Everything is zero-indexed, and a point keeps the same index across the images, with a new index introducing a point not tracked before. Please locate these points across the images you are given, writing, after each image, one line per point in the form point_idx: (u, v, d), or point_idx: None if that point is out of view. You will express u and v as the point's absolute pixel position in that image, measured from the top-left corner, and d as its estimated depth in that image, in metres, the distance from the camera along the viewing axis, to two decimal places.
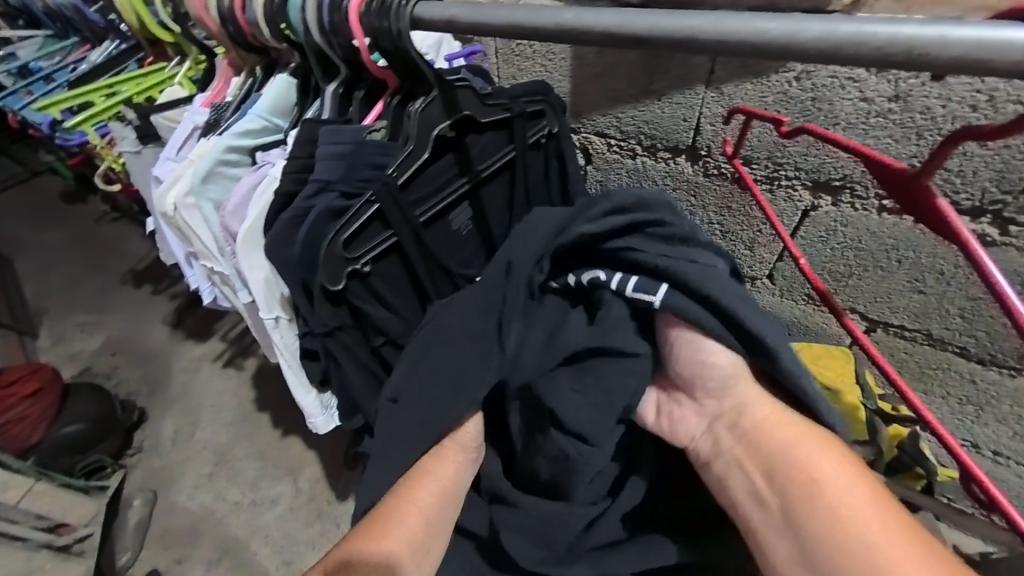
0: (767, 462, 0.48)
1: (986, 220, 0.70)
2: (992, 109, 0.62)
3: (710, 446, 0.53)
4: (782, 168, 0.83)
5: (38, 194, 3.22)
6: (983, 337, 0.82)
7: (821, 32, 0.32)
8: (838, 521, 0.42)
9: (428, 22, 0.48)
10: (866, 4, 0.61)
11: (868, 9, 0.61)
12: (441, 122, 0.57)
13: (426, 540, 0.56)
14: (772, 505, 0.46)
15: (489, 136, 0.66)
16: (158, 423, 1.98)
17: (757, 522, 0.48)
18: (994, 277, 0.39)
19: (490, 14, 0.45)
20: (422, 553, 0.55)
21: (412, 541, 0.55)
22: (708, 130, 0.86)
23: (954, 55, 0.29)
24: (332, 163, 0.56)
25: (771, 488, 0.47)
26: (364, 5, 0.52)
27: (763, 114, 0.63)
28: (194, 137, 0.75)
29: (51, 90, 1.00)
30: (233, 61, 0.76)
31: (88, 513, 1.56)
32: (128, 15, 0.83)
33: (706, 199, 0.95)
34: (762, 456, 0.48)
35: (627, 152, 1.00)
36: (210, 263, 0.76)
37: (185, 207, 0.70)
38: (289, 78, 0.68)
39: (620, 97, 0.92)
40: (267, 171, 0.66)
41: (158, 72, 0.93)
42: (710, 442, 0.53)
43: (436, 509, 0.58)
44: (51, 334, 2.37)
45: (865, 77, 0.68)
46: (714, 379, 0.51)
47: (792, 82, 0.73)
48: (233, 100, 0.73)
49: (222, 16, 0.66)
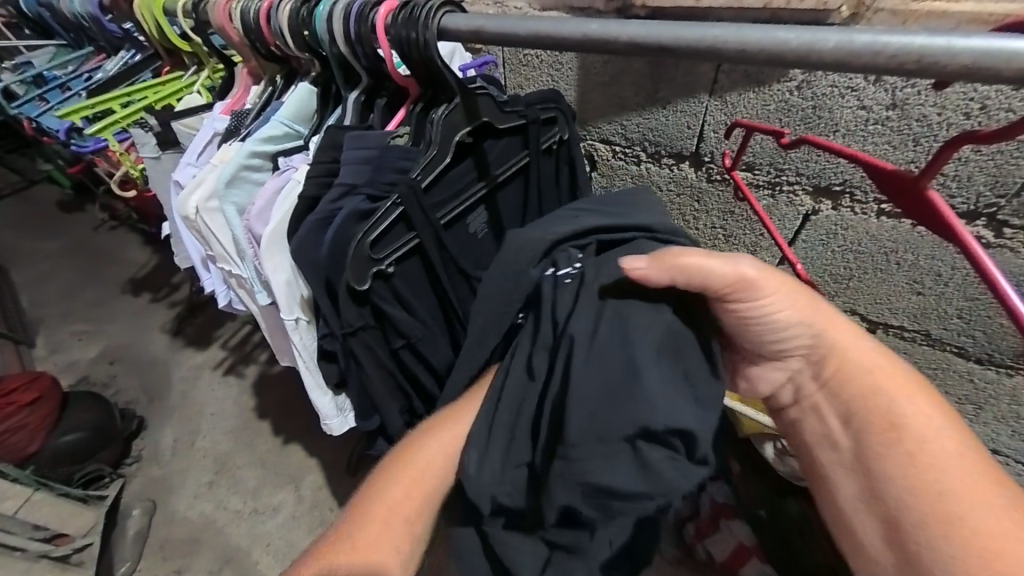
0: (847, 409, 0.54)
1: (981, 223, 0.73)
2: (986, 117, 0.65)
3: (791, 394, 0.59)
4: (784, 173, 0.87)
5: (36, 203, 3.22)
6: (981, 337, 0.85)
7: (837, 42, 0.34)
8: (912, 458, 0.49)
9: (455, 33, 0.51)
10: (864, 17, 0.64)
11: (866, 22, 0.64)
12: (462, 128, 0.59)
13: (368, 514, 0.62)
14: (844, 447, 0.54)
15: (505, 142, 0.68)
16: (158, 432, 1.97)
17: (829, 460, 0.56)
18: (986, 264, 0.42)
19: (516, 25, 0.47)
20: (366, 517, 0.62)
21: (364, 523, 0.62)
22: (712, 138, 0.89)
23: (963, 63, 0.30)
24: (357, 167, 0.58)
25: (845, 433, 0.54)
26: (392, 16, 0.54)
27: (761, 128, 0.66)
28: (214, 144, 0.76)
29: (67, 99, 1.02)
30: (253, 69, 0.78)
31: (88, 523, 1.57)
32: (147, 26, 0.85)
33: (709, 204, 0.98)
34: (845, 410, 0.54)
35: (632, 158, 1.03)
36: (229, 266, 0.77)
37: (207, 210, 0.71)
38: (309, 86, 0.70)
39: (626, 105, 0.95)
40: (290, 175, 0.66)
41: (175, 81, 0.95)
42: (791, 391, 0.59)
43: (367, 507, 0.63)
44: (49, 343, 2.36)
45: (863, 86, 0.71)
46: (771, 322, 0.51)
47: (793, 91, 0.77)
48: (253, 107, 0.75)
49: (247, 26, 0.68)
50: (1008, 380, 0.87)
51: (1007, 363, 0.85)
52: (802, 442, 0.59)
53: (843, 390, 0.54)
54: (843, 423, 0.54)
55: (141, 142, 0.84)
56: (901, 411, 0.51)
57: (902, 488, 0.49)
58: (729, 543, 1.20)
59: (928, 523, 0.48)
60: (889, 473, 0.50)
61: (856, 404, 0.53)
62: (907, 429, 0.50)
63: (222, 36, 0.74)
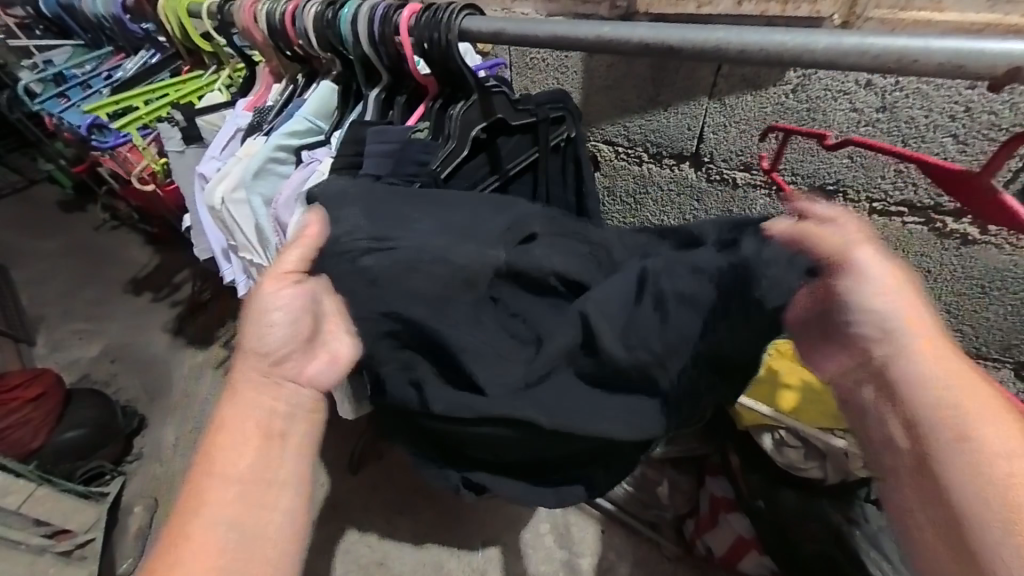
0: (909, 411, 0.45)
1: (967, 220, 0.79)
2: (968, 119, 0.70)
3: (848, 384, 0.50)
4: (780, 173, 0.90)
5: (35, 203, 3.23)
6: (968, 331, 0.89)
7: (828, 44, 0.37)
8: (989, 476, 0.40)
9: (475, 34, 0.54)
10: (857, 22, 0.68)
11: (859, 27, 0.68)
12: (478, 124, 0.62)
13: (247, 522, 0.50)
14: (907, 451, 0.45)
15: (517, 139, 0.72)
16: (159, 430, 1.97)
17: (890, 464, 0.47)
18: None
19: (533, 27, 0.50)
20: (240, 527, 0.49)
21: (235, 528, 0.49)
22: (711, 139, 0.93)
23: (938, 62, 0.34)
24: (380, 161, 0.60)
25: (910, 436, 0.45)
26: (415, 18, 0.58)
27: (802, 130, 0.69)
28: (237, 138, 0.80)
29: (89, 96, 1.05)
30: (274, 69, 0.82)
31: (89, 519, 1.59)
32: (170, 26, 0.88)
33: (708, 204, 1.02)
34: (910, 412, 0.45)
35: (634, 159, 1.07)
36: (251, 256, 0.80)
37: (234, 201, 0.74)
38: (331, 85, 0.74)
39: (629, 107, 1.00)
40: (314, 168, 0.69)
41: (195, 80, 0.98)
42: (849, 381, 0.50)
43: (229, 526, 0.49)
44: (49, 342, 2.36)
45: (854, 90, 0.76)
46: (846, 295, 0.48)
47: (789, 94, 0.81)
48: (275, 104, 0.78)
49: (271, 28, 0.71)
50: (995, 373, 0.91)
51: (992, 356, 0.89)
52: (864, 442, 0.49)
53: (908, 389, 0.45)
54: (905, 426, 0.45)
55: (167, 136, 0.88)
56: (977, 418, 0.42)
57: (979, 504, 0.40)
58: (728, 537, 1.23)
59: (1002, 550, 0.39)
60: (964, 487, 0.41)
61: (922, 409, 0.44)
62: (981, 441, 0.41)
63: (246, 36, 0.77)
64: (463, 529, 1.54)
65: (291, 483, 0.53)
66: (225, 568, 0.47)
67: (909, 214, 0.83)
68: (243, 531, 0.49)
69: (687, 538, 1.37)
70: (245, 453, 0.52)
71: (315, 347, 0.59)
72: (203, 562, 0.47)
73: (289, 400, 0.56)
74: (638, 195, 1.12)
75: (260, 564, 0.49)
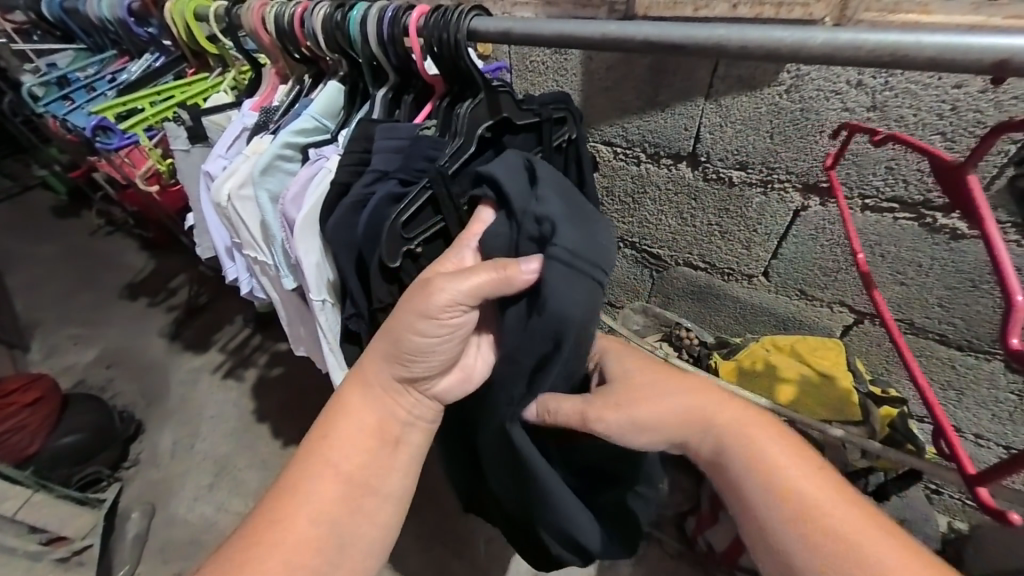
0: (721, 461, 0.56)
1: (956, 215, 0.82)
2: (956, 117, 0.73)
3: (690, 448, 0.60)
4: (775, 171, 0.92)
5: (29, 209, 3.21)
6: (961, 324, 0.91)
7: (825, 39, 0.39)
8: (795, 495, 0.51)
9: (483, 34, 0.56)
10: (852, 18, 0.70)
11: (854, 23, 0.70)
12: (485, 121, 0.64)
13: (340, 504, 0.58)
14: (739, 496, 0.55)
15: (523, 138, 0.73)
16: (156, 435, 1.96)
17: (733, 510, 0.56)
18: (996, 245, 0.44)
19: (541, 26, 0.52)
20: (336, 513, 0.58)
21: (329, 509, 0.58)
22: (708, 139, 0.96)
23: (928, 56, 0.36)
24: (389, 156, 0.63)
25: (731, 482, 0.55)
26: (425, 18, 0.60)
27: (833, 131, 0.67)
28: (243, 137, 0.81)
29: (94, 98, 1.06)
30: (281, 70, 0.83)
31: (86, 525, 1.57)
32: (177, 28, 0.90)
33: (705, 203, 1.05)
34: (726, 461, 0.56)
35: (632, 159, 1.09)
36: (255, 253, 0.82)
37: (239, 197, 0.75)
38: (338, 85, 0.75)
39: (627, 108, 1.02)
40: (321, 165, 0.71)
41: (201, 81, 1.00)
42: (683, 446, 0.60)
43: (327, 507, 0.58)
44: (43, 347, 2.34)
45: (846, 90, 0.78)
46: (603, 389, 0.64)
47: (783, 94, 0.84)
48: (281, 104, 0.79)
49: (280, 29, 0.73)
50: (986, 365, 0.94)
51: (985, 348, 0.92)
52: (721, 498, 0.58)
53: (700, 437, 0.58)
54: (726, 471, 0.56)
55: (174, 135, 0.89)
56: (761, 446, 0.54)
57: (788, 523, 0.50)
58: (729, 532, 1.23)
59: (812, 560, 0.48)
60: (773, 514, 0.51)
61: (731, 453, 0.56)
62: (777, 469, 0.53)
63: (253, 38, 0.79)
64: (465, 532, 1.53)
65: (390, 489, 0.62)
66: (317, 535, 0.56)
67: (899, 211, 0.86)
68: (336, 515, 0.58)
69: (688, 535, 1.38)
70: (360, 446, 0.60)
71: (450, 368, 0.61)
72: (299, 521, 0.56)
73: (413, 409, 0.63)
74: (635, 195, 1.15)
75: (341, 548, 0.58)
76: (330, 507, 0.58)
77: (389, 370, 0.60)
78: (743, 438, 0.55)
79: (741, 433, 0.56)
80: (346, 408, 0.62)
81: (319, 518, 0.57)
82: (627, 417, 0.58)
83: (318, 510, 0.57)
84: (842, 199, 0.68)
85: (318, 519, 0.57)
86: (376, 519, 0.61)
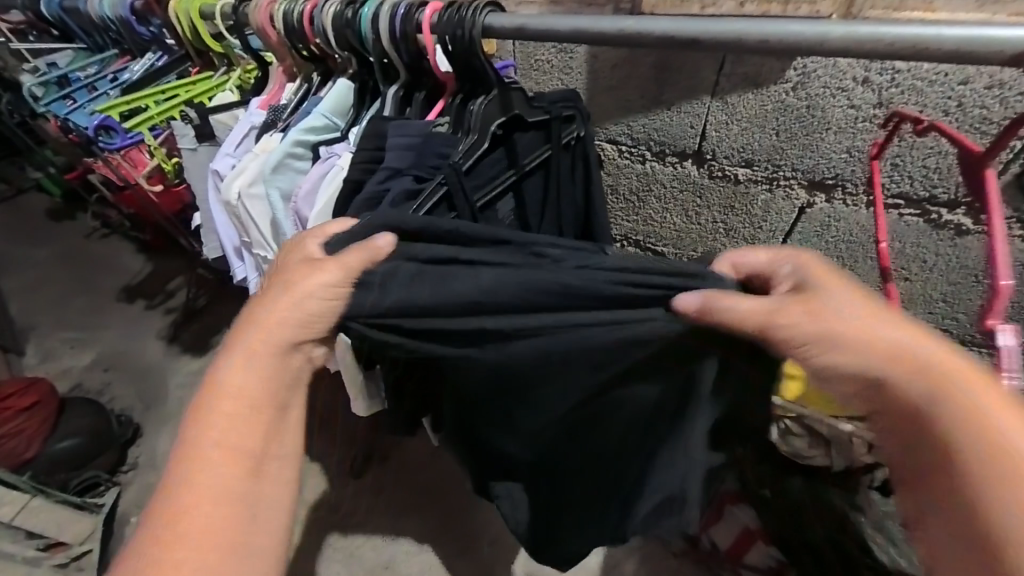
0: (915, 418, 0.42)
1: (961, 211, 0.82)
2: (962, 114, 0.73)
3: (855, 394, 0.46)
4: (781, 169, 0.93)
5: (23, 212, 3.17)
6: (964, 319, 0.92)
7: (845, 33, 0.39)
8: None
9: (498, 30, 0.56)
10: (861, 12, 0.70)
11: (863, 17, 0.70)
12: (498, 118, 0.64)
13: (240, 479, 0.54)
14: (937, 463, 0.41)
15: (531, 136, 0.73)
16: (154, 438, 1.94)
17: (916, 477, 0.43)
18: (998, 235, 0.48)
19: (556, 22, 0.52)
20: (240, 489, 0.54)
21: (230, 486, 0.53)
22: (714, 136, 0.96)
23: (950, 48, 0.36)
24: (402, 153, 0.63)
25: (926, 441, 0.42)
26: (438, 15, 0.60)
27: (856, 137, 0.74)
28: (251, 136, 0.81)
29: (97, 97, 1.06)
30: (288, 68, 0.83)
31: (85, 530, 1.55)
32: (181, 27, 0.89)
33: (711, 201, 1.05)
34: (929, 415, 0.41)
35: (637, 157, 1.10)
36: (264, 252, 0.81)
37: (250, 195, 0.75)
38: (348, 82, 0.75)
39: (632, 107, 1.02)
40: (333, 163, 0.70)
41: (205, 80, 1.00)
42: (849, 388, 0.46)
43: (227, 485, 0.53)
44: (39, 351, 2.32)
45: (852, 87, 0.79)
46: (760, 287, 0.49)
47: (789, 92, 0.84)
48: (289, 103, 0.79)
49: (288, 27, 0.73)
50: (987, 360, 0.95)
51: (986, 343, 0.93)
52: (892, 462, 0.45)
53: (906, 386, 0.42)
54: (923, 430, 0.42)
55: (182, 134, 0.89)
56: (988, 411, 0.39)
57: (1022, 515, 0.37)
58: (735, 529, 1.23)
59: None
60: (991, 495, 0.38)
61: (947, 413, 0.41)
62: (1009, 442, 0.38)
63: (260, 36, 0.79)
64: (469, 533, 1.51)
65: (287, 452, 0.59)
66: (224, 514, 0.52)
67: (905, 207, 0.86)
68: (239, 492, 0.54)
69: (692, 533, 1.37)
70: (252, 416, 0.56)
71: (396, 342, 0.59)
72: (198, 506, 0.51)
73: (293, 369, 0.59)
74: (640, 193, 1.15)
75: (253, 522, 0.54)
76: (231, 485, 0.53)
77: (283, 337, 0.56)
78: (967, 397, 0.40)
79: (961, 384, 0.40)
80: (224, 381, 0.56)
81: (222, 500, 0.53)
82: (818, 332, 0.43)
83: (218, 489, 0.53)
84: (881, 191, 0.69)
85: (222, 499, 0.53)
86: (285, 482, 0.58)
